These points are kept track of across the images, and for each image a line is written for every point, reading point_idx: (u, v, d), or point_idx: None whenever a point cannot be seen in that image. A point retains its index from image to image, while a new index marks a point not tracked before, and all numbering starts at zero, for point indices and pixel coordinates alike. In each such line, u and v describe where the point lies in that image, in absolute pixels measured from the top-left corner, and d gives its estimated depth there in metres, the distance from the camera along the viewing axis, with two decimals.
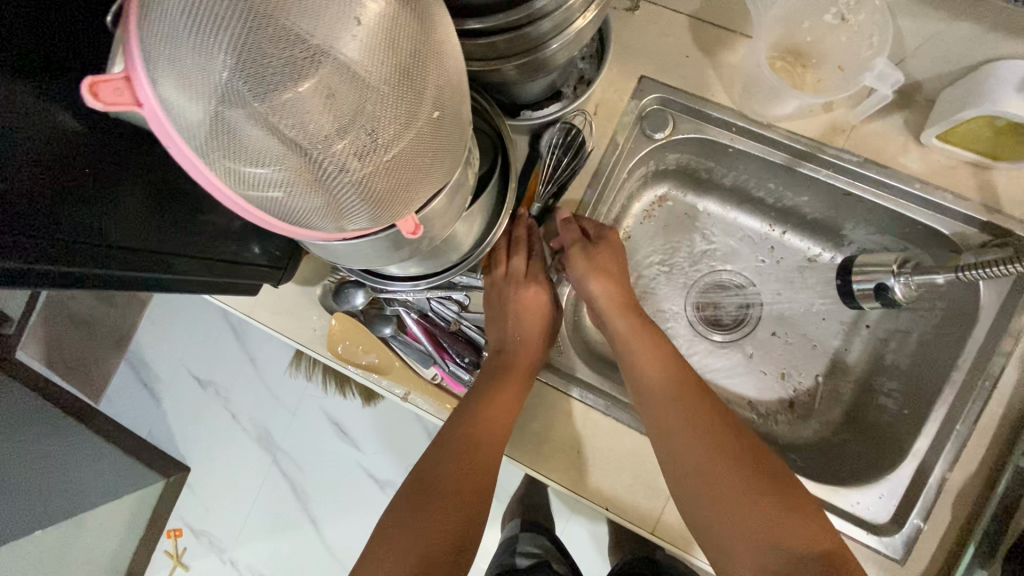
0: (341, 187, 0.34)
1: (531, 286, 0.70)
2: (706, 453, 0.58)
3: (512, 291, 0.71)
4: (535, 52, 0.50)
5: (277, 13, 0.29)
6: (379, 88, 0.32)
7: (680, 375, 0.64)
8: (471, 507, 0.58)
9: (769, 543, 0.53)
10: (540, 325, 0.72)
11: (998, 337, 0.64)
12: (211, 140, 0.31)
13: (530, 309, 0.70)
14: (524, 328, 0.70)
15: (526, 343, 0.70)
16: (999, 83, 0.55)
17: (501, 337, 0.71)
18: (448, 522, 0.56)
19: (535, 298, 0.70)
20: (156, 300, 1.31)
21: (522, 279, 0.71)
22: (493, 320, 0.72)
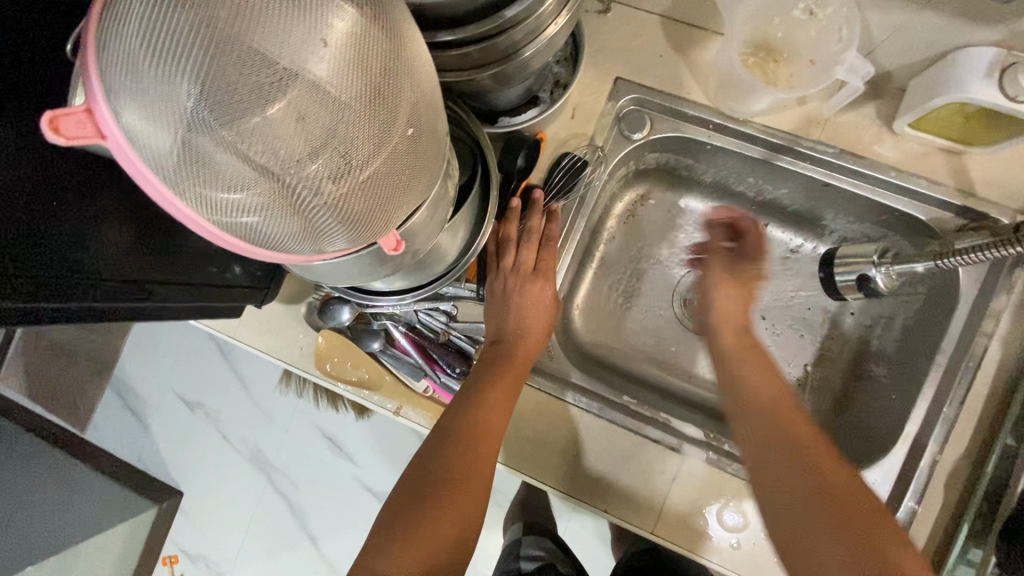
0: (315, 210, 0.33)
1: (539, 282, 0.68)
2: (798, 474, 0.55)
3: (522, 288, 0.67)
4: (511, 60, 0.50)
5: (241, 38, 0.28)
6: (351, 108, 0.31)
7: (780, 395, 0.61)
8: (470, 507, 0.58)
9: None
10: (543, 320, 0.69)
11: (979, 319, 0.65)
12: (180, 169, 0.30)
13: (535, 306, 0.67)
14: (528, 323, 0.67)
15: (527, 338, 0.67)
16: (967, 70, 0.55)
17: (501, 328, 0.68)
18: (444, 521, 0.56)
19: (539, 294, 0.68)
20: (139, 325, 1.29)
21: (529, 272, 0.68)
22: (491, 311, 0.68)
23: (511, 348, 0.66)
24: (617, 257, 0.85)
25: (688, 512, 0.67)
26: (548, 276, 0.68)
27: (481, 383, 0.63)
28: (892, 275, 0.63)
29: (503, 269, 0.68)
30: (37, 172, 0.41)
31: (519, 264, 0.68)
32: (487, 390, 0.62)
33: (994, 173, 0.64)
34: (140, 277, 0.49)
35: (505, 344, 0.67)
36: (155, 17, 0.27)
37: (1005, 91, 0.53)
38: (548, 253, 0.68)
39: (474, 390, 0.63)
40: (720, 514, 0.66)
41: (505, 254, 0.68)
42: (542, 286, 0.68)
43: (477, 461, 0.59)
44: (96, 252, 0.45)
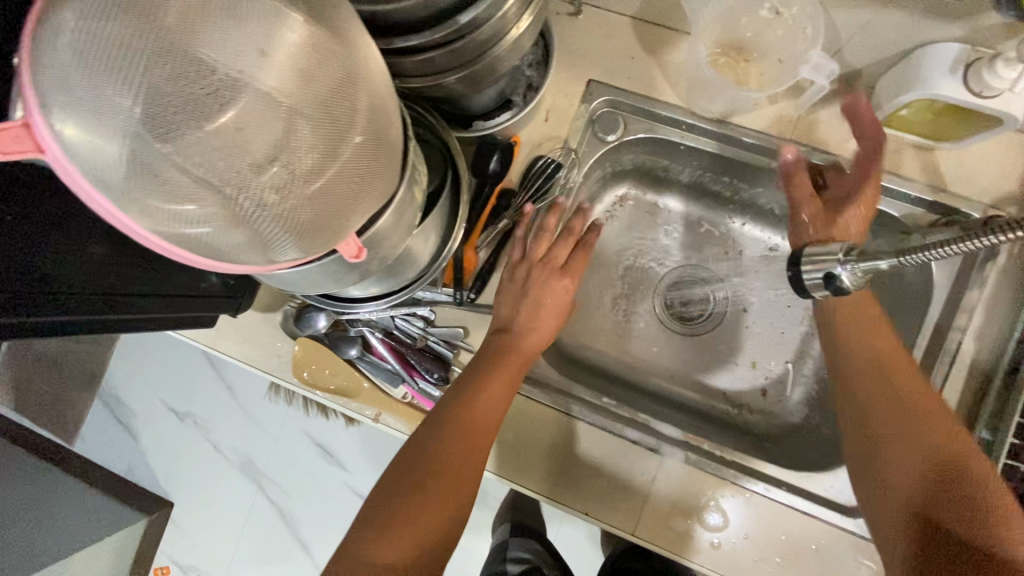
0: (259, 221, 0.32)
1: (565, 279, 0.68)
2: (886, 427, 0.59)
3: (551, 282, 0.67)
4: (475, 62, 0.50)
5: (175, 51, 0.28)
6: (292, 118, 0.31)
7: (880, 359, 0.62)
8: (458, 501, 0.58)
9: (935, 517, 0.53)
10: (556, 318, 0.68)
11: (953, 314, 0.65)
12: (120, 181, 0.29)
13: (554, 301, 0.67)
14: (542, 318, 0.67)
15: (536, 333, 0.66)
16: (932, 68, 0.55)
17: (512, 318, 0.66)
18: (430, 514, 0.56)
19: (561, 291, 0.68)
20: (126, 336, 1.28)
21: (557, 268, 0.68)
22: (507, 297, 0.67)
23: (516, 342, 0.65)
24: (597, 258, 0.85)
25: (669, 512, 0.67)
26: (573, 276, 0.69)
27: (476, 376, 0.63)
28: (860, 272, 0.55)
29: (533, 258, 0.67)
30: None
31: (550, 257, 0.68)
32: (482, 382, 0.62)
33: (964, 168, 0.65)
34: (104, 290, 0.49)
35: (511, 335, 0.66)
36: (88, 33, 0.27)
37: (971, 87, 0.53)
38: (580, 257, 0.69)
39: (469, 382, 0.62)
40: (702, 513, 0.67)
41: (537, 245, 0.68)
42: (567, 283, 0.68)
43: (469, 453, 0.59)
44: (55, 266, 0.45)
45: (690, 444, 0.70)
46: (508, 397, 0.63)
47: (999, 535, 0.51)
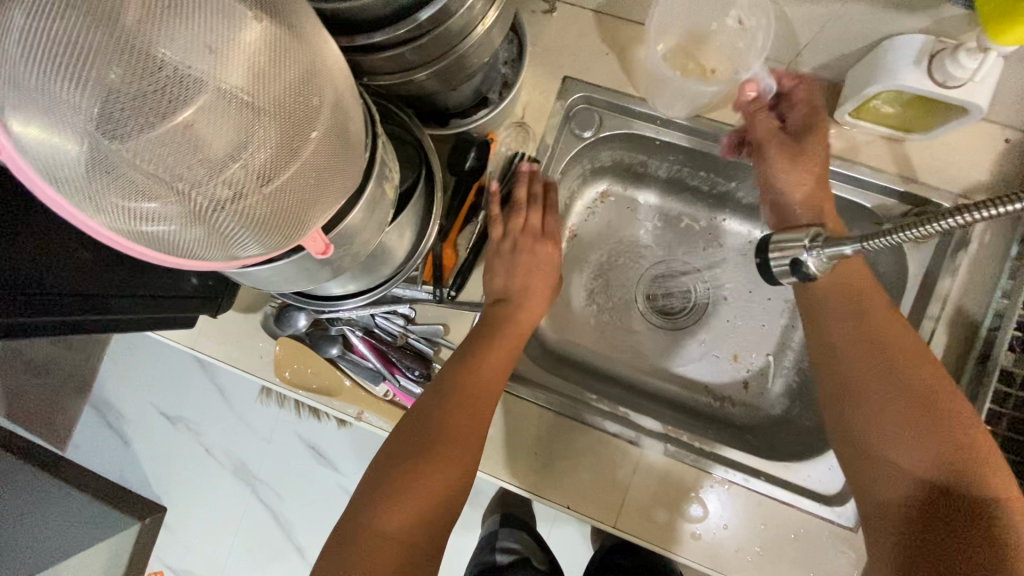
0: (216, 216, 0.32)
1: (549, 243, 0.71)
2: (877, 379, 0.57)
3: (537, 248, 0.69)
4: (443, 59, 0.50)
5: (122, 49, 0.28)
6: (243, 114, 0.31)
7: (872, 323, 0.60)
8: (462, 467, 0.57)
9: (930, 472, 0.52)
10: (547, 281, 0.70)
11: (926, 303, 0.66)
12: (75, 180, 0.29)
13: (545, 266, 0.70)
14: (532, 283, 0.69)
15: (530, 299, 0.68)
16: (896, 60, 0.56)
17: (506, 288, 0.68)
18: (435, 480, 0.55)
19: (546, 258, 0.70)
20: (115, 341, 1.28)
21: (540, 234, 0.70)
22: (496, 270, 0.68)
23: (513, 311, 0.67)
24: (579, 254, 0.86)
25: (650, 504, 0.67)
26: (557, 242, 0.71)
27: (479, 345, 0.63)
28: (825, 258, 0.56)
29: (516, 228, 0.69)
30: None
31: (531, 224, 0.69)
32: (484, 350, 0.63)
33: (934, 158, 0.65)
34: (82, 292, 0.49)
35: (509, 304, 0.68)
36: (41, 33, 0.27)
37: (934, 77, 0.54)
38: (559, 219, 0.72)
39: (473, 352, 0.63)
40: (683, 504, 0.67)
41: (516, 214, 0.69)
42: (553, 249, 0.71)
43: (473, 419, 0.59)
44: (32, 267, 0.45)
45: (670, 436, 0.70)
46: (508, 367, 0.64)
47: (993, 487, 0.50)
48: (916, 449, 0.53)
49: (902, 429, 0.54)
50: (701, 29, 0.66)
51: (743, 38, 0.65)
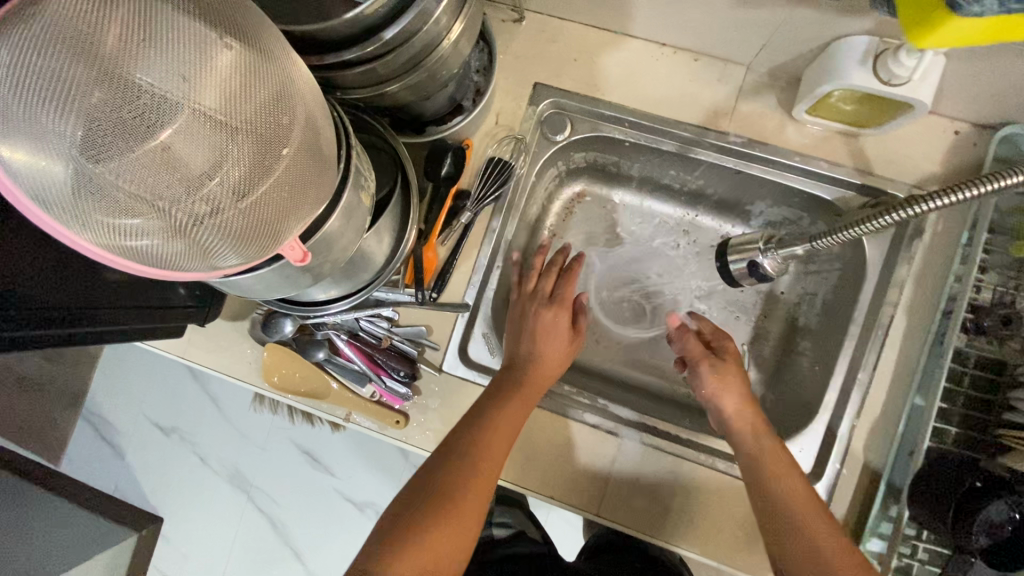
0: (195, 230, 0.34)
1: (553, 308, 0.74)
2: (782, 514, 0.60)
3: (543, 314, 0.73)
4: (413, 72, 0.53)
5: (101, 80, 0.30)
6: (218, 134, 0.33)
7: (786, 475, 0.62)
8: (466, 531, 0.58)
9: None
10: (559, 345, 0.73)
11: (885, 289, 0.69)
12: (62, 201, 0.31)
13: (550, 331, 0.72)
14: (541, 346, 0.72)
15: (540, 362, 0.71)
16: (845, 61, 0.59)
17: (514, 354, 0.72)
18: (439, 540, 0.56)
19: (552, 321, 0.73)
20: (106, 353, 1.30)
21: (546, 298, 0.75)
22: (510, 334, 0.75)
23: (523, 374, 0.69)
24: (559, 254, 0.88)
25: (629, 490, 0.70)
26: (564, 306, 0.74)
27: (493, 402, 0.66)
28: (779, 258, 0.67)
29: (523, 295, 0.76)
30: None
31: (539, 292, 0.76)
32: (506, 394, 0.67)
33: (889, 152, 0.69)
34: (69, 305, 0.52)
35: (515, 369, 0.70)
36: (28, 65, 0.30)
37: (879, 75, 0.57)
38: (565, 281, 0.76)
39: (485, 412, 0.65)
40: (661, 490, 0.70)
41: (527, 283, 0.77)
42: (562, 313, 0.74)
43: (482, 477, 0.60)
44: (20, 280, 0.48)
45: (647, 426, 0.73)
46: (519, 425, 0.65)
47: None
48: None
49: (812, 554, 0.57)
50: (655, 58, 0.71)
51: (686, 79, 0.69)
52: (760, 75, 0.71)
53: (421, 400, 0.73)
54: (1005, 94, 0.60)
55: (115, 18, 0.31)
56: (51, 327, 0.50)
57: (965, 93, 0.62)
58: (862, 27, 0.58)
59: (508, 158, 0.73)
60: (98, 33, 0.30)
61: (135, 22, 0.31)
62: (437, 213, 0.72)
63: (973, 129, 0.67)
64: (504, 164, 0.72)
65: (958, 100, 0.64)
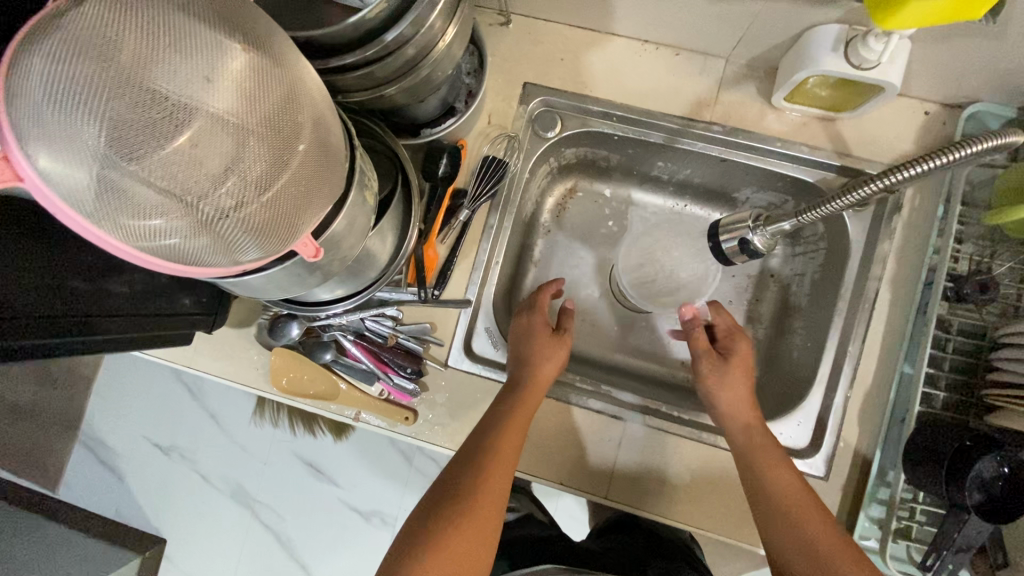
0: (222, 224, 0.36)
1: (528, 314, 0.77)
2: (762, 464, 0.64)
3: (524, 321, 0.77)
4: (410, 74, 0.55)
5: (134, 86, 0.32)
6: (243, 134, 0.35)
7: (791, 484, 0.62)
8: (482, 548, 0.59)
9: (822, 543, 0.58)
10: (539, 342, 0.74)
11: (869, 265, 0.72)
12: (92, 203, 0.33)
13: (524, 333, 0.75)
14: (518, 349, 0.74)
15: (529, 363, 0.71)
16: (817, 47, 0.62)
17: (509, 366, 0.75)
18: (452, 560, 0.57)
19: (528, 325, 0.76)
20: (99, 376, 1.29)
21: (527, 307, 0.79)
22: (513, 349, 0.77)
23: (524, 374, 0.70)
24: (554, 249, 0.91)
25: (636, 473, 0.72)
26: (540, 312, 0.77)
27: (499, 409, 0.67)
28: (769, 234, 0.70)
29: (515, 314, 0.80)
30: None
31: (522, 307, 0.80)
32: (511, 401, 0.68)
33: (864, 134, 0.72)
34: (81, 316, 0.53)
35: (519, 369, 0.71)
36: (51, 72, 0.31)
37: (851, 61, 0.61)
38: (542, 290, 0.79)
39: (488, 437, 0.65)
40: (666, 471, 0.72)
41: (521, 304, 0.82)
42: (538, 316, 0.77)
43: (488, 500, 0.61)
44: (37, 294, 0.49)
45: (650, 409, 0.75)
46: (520, 443, 0.66)
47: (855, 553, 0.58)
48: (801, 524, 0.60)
49: (784, 501, 0.61)
50: (637, 66, 0.76)
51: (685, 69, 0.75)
52: (740, 66, 0.75)
53: (428, 396, 0.74)
54: (969, 74, 0.64)
55: (138, 28, 0.33)
56: (68, 337, 0.51)
57: (932, 75, 0.66)
58: (832, 16, 0.62)
59: (505, 158, 0.75)
60: (125, 43, 0.32)
61: (159, 31, 0.33)
62: (435, 211, 0.74)
63: (942, 109, 0.71)
64: (498, 163, 0.74)
65: (925, 81, 0.67)
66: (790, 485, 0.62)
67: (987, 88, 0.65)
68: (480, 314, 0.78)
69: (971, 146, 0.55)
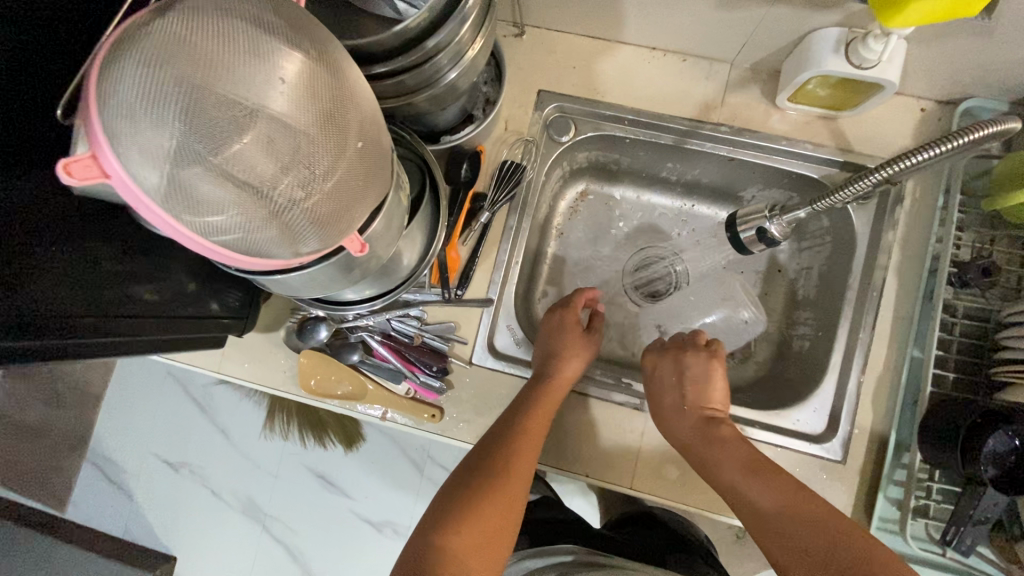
0: (291, 215, 0.39)
1: (563, 310, 0.79)
2: (707, 444, 0.68)
3: (555, 317, 0.79)
4: (442, 81, 0.58)
5: (215, 85, 0.34)
6: (310, 130, 0.38)
7: (743, 461, 0.65)
8: (507, 526, 0.62)
9: (787, 517, 0.59)
10: (571, 343, 0.76)
11: (876, 255, 0.75)
12: (174, 195, 0.35)
13: (557, 331, 0.77)
14: (550, 346, 0.75)
15: (562, 362, 0.73)
16: (819, 50, 0.66)
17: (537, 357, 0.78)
18: (481, 537, 0.60)
19: (561, 322, 0.78)
20: (108, 394, 1.30)
21: (563, 304, 0.81)
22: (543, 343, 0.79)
23: (550, 370, 0.73)
24: (567, 251, 0.93)
25: (659, 462, 0.74)
26: (572, 309, 0.79)
27: (527, 397, 0.70)
28: (785, 223, 0.73)
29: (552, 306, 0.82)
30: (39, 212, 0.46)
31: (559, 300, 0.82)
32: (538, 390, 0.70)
33: (865, 130, 0.76)
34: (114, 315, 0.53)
35: (543, 365, 0.74)
36: (143, 72, 0.33)
37: (851, 61, 0.64)
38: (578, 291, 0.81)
39: (515, 424, 0.67)
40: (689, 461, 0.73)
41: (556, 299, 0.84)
42: (568, 314, 0.79)
43: (516, 482, 0.64)
44: (75, 292, 0.49)
45: None
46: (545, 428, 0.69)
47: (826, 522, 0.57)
48: (762, 498, 0.62)
49: (742, 480, 0.64)
50: (647, 72, 0.80)
51: (688, 77, 0.79)
52: (744, 69, 0.78)
53: (454, 393, 0.76)
54: (962, 71, 0.68)
55: (218, 34, 0.35)
56: (99, 337, 0.51)
57: (928, 74, 0.70)
58: (832, 20, 0.65)
59: (521, 161, 0.78)
60: (207, 47, 0.34)
61: (236, 35, 0.35)
62: (457, 214, 0.76)
63: (937, 106, 0.75)
64: (518, 166, 0.77)
65: (921, 80, 0.71)
66: (739, 462, 0.65)
67: (980, 84, 0.69)
68: (501, 313, 0.80)
69: (964, 136, 0.57)
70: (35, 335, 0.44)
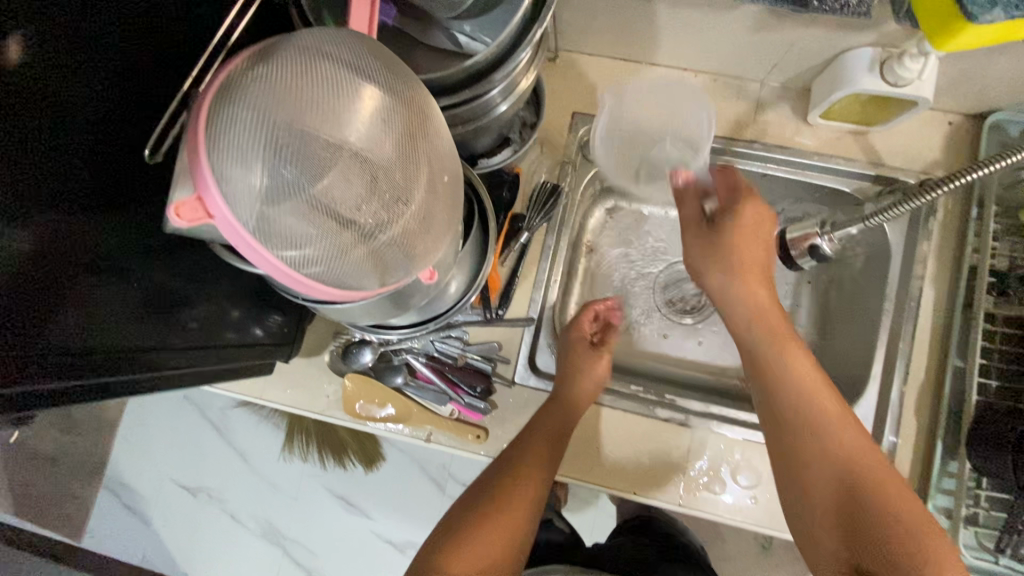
0: (383, 246, 0.40)
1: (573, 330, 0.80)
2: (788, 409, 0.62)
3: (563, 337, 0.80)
4: (494, 110, 0.58)
5: (320, 125, 0.36)
6: (405, 164, 0.39)
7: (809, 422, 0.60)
8: (516, 543, 0.61)
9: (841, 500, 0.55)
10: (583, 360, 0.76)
11: (911, 266, 0.76)
12: (276, 231, 0.36)
13: (569, 349, 0.77)
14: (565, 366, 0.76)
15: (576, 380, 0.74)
16: (854, 70, 0.68)
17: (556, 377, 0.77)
18: (487, 553, 0.59)
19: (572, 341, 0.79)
20: (123, 420, 1.28)
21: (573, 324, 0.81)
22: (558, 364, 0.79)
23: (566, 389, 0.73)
24: (598, 267, 0.94)
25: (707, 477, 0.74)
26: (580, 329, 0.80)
27: (539, 416, 0.71)
28: (836, 240, 0.74)
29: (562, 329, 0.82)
30: (134, 247, 0.46)
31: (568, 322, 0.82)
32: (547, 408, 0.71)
33: (895, 145, 0.77)
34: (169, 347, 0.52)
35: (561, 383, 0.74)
36: (257, 117, 0.34)
37: (887, 79, 0.66)
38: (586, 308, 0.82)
39: (526, 442, 0.68)
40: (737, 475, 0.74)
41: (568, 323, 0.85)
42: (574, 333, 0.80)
43: (526, 498, 0.64)
44: (139, 324, 0.48)
45: (714, 415, 0.78)
46: (557, 446, 0.69)
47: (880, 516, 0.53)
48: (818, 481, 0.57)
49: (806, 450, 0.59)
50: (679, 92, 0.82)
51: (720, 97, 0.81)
52: (774, 87, 0.80)
53: (498, 413, 0.76)
54: (992, 87, 0.70)
55: (322, 74, 0.36)
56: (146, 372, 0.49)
57: (958, 90, 0.72)
58: (866, 40, 0.67)
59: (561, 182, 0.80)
60: (310, 88, 0.36)
61: (337, 75, 0.37)
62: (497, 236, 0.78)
63: (965, 119, 0.77)
64: (558, 189, 0.79)
65: (951, 95, 0.73)
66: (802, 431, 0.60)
67: (1009, 98, 0.71)
68: (540, 332, 0.80)
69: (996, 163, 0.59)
70: (88, 372, 0.43)
